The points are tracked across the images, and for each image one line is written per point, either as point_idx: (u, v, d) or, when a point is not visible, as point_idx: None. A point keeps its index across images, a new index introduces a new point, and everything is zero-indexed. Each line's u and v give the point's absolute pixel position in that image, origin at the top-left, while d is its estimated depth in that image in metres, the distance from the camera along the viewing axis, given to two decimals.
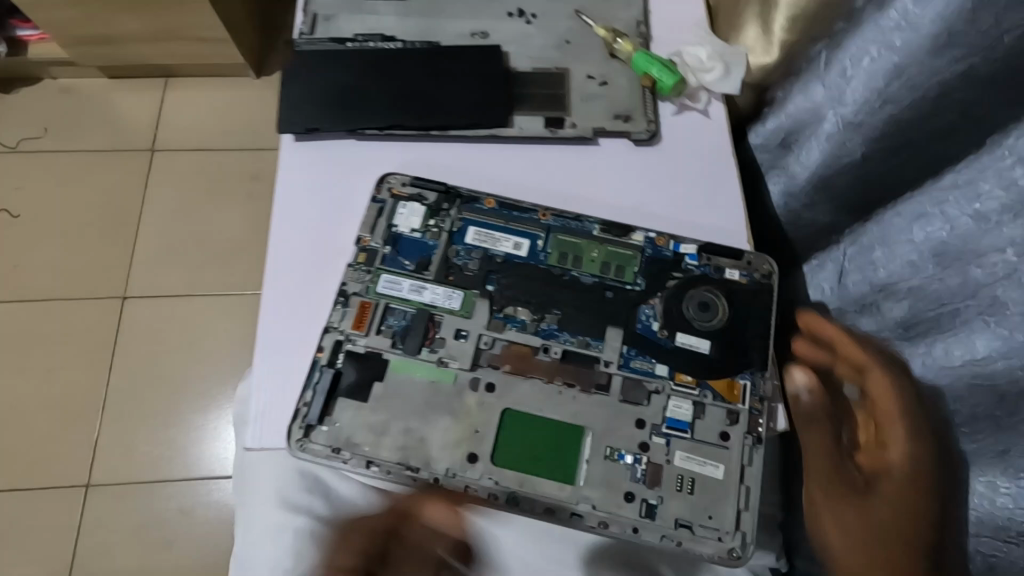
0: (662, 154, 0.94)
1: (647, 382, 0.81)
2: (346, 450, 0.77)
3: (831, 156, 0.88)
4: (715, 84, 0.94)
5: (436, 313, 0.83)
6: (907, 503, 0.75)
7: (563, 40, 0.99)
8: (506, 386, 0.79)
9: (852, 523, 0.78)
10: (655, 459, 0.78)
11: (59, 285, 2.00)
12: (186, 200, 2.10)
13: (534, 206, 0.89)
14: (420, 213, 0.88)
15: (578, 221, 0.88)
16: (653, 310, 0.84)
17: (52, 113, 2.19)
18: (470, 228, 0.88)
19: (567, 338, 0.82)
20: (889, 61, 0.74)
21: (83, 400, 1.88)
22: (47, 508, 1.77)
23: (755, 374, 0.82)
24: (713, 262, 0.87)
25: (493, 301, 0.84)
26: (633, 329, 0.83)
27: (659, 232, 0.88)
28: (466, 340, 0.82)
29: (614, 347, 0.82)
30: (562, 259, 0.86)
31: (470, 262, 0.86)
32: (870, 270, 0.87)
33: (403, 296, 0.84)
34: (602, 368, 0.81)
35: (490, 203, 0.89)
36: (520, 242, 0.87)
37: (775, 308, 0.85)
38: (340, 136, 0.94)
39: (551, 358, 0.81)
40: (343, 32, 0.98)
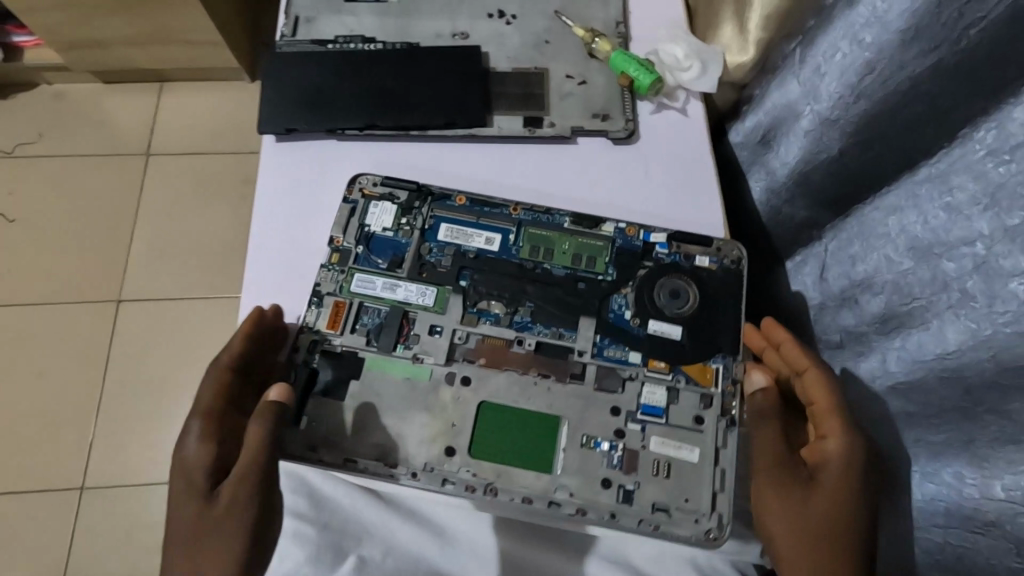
0: (640, 153, 0.95)
1: (621, 369, 0.82)
2: (323, 450, 0.77)
3: (808, 152, 0.88)
4: (693, 82, 0.95)
5: (411, 310, 0.84)
6: (848, 495, 0.75)
7: (541, 41, 1.00)
8: (482, 379, 0.81)
9: (801, 520, 0.74)
10: (631, 445, 0.79)
11: (54, 290, 2.01)
12: (180, 203, 2.11)
13: (506, 201, 0.90)
14: (392, 212, 0.88)
15: (547, 214, 0.89)
16: (625, 299, 0.86)
17: (47, 118, 2.21)
18: (442, 226, 0.88)
19: (541, 330, 0.84)
20: (858, 57, 0.74)
21: (78, 403, 1.89)
22: (43, 510, 1.78)
23: (727, 358, 0.84)
24: (682, 250, 0.88)
25: (466, 297, 0.85)
26: (605, 318, 0.85)
27: (629, 222, 0.89)
28: (441, 336, 0.83)
29: (588, 336, 0.83)
30: (534, 252, 0.87)
31: (443, 259, 0.87)
32: (849, 264, 0.87)
33: (376, 295, 0.84)
34: (575, 358, 0.82)
35: (462, 200, 0.89)
36: (492, 236, 0.88)
37: (744, 293, 0.87)
38: (320, 137, 0.94)
39: (526, 349, 0.82)
40: (324, 34, 0.99)
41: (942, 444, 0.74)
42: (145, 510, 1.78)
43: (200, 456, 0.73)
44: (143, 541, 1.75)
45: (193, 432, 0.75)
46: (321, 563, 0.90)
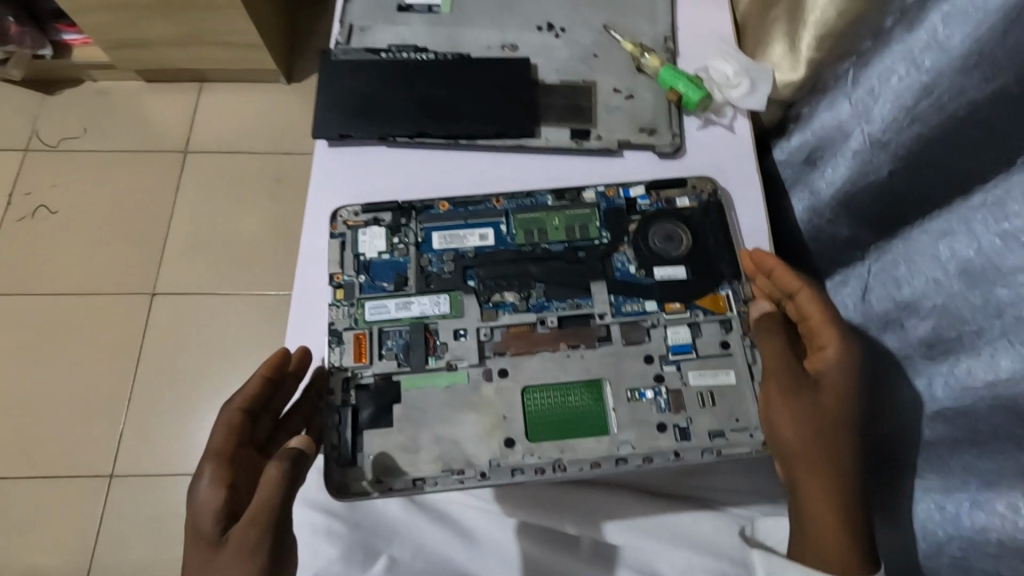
0: (685, 167, 0.95)
1: (642, 321, 0.82)
2: (389, 477, 0.75)
3: (857, 173, 0.88)
4: (741, 99, 0.95)
5: (431, 323, 0.81)
6: (852, 399, 0.75)
7: (590, 54, 1.01)
8: (517, 368, 0.79)
9: (811, 436, 0.73)
10: (673, 386, 0.79)
11: (91, 281, 2.07)
12: (215, 200, 2.16)
13: (487, 195, 0.88)
14: (382, 235, 0.86)
15: (530, 197, 0.88)
16: (627, 256, 0.86)
17: (91, 114, 2.28)
18: (434, 235, 0.86)
19: (559, 306, 0.83)
20: (915, 80, 0.74)
21: (110, 392, 1.94)
22: (73, 496, 1.83)
23: (733, 284, 0.85)
24: (663, 197, 0.89)
25: (479, 294, 0.83)
26: (613, 278, 0.84)
27: (608, 184, 0.89)
28: (467, 339, 0.80)
29: (604, 299, 0.83)
30: (528, 235, 0.86)
31: (444, 266, 0.84)
32: (894, 287, 0.86)
33: (392, 317, 0.82)
34: (598, 323, 0.82)
35: (446, 206, 0.88)
36: (485, 232, 0.86)
37: (729, 218, 0.88)
38: (372, 143, 0.96)
39: (550, 328, 0.81)
40: (377, 43, 1.02)
41: (992, 472, 0.73)
42: (169, 499, 1.82)
43: (213, 504, 0.65)
44: (167, 530, 1.79)
45: (206, 479, 0.67)
46: (352, 560, 0.96)
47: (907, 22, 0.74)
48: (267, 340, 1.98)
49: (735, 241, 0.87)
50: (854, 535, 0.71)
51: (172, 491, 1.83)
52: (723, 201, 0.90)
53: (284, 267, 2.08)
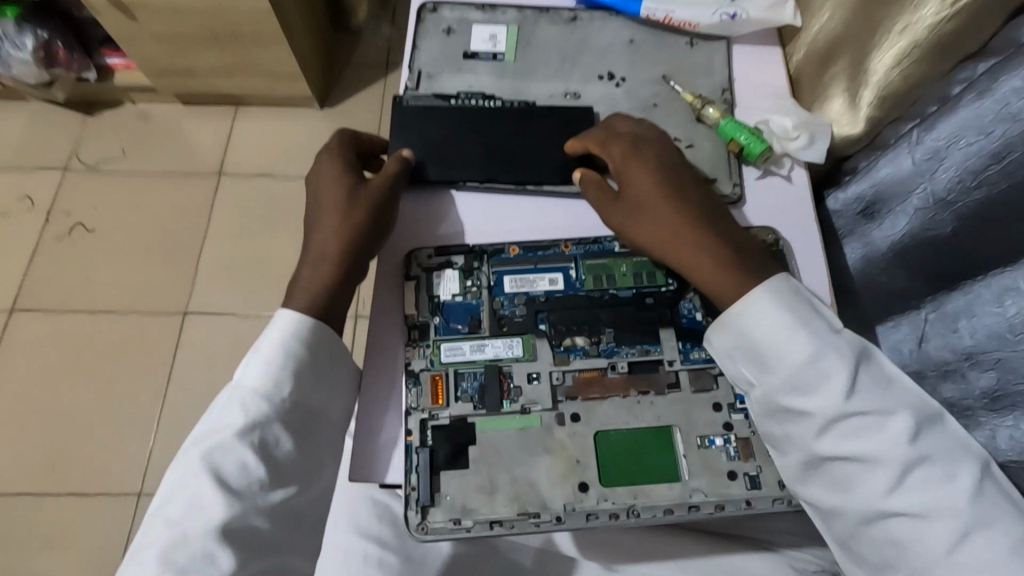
0: (747, 216, 0.97)
1: (710, 368, 0.84)
2: (467, 518, 0.77)
3: (918, 228, 0.90)
4: (801, 151, 0.97)
5: (505, 366, 0.83)
6: (655, 171, 0.85)
7: (650, 104, 1.04)
8: (589, 412, 0.81)
9: (651, 224, 0.83)
10: (741, 434, 0.81)
11: (127, 299, 2.10)
12: (249, 223, 2.21)
13: (556, 240, 0.91)
14: (455, 278, 0.89)
15: (598, 243, 0.91)
16: (693, 303, 0.88)
17: (130, 136, 2.34)
18: (505, 278, 0.89)
19: (627, 351, 0.85)
20: (985, 146, 0.75)
21: (141, 410, 1.96)
22: (102, 513, 1.84)
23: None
24: None
25: (551, 338, 0.85)
26: (680, 324, 0.86)
27: None
28: (540, 382, 0.83)
29: (672, 346, 0.85)
30: (597, 281, 0.89)
31: (516, 310, 0.87)
32: (954, 337, 0.89)
33: (468, 359, 0.84)
34: (667, 369, 0.84)
35: (516, 250, 0.90)
36: (555, 277, 0.89)
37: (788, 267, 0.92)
38: (442, 187, 0.98)
39: (619, 373, 0.83)
40: (446, 89, 1.06)
41: None
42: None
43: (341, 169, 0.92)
44: None
45: (335, 155, 0.94)
46: None
47: (975, 91, 0.75)
48: None
49: None
50: (731, 262, 0.79)
51: None
52: (785, 252, 0.94)
53: None
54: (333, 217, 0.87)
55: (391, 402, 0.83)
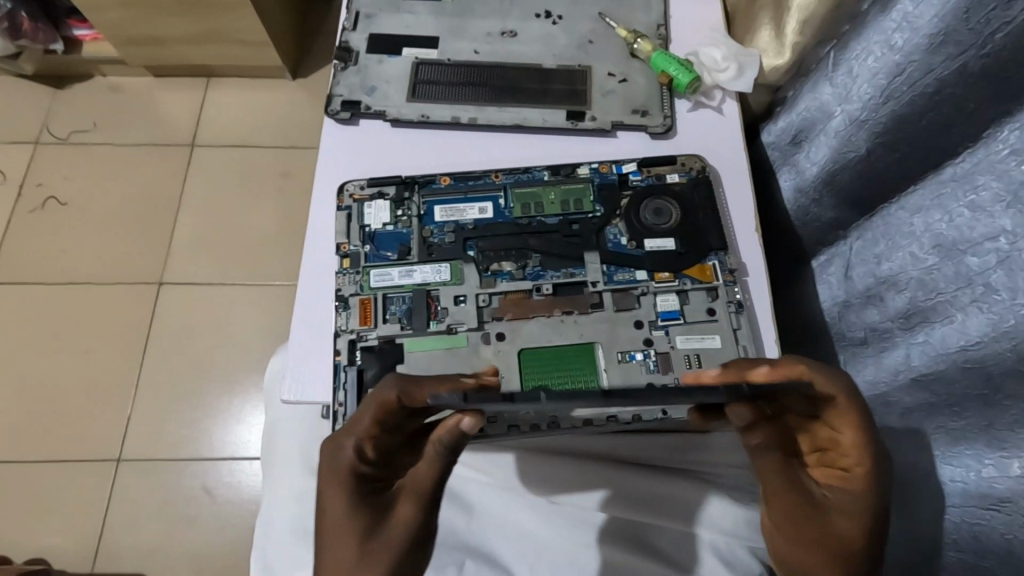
0: (678, 146, 0.99)
1: (632, 289, 0.86)
2: None
3: (838, 152, 0.92)
4: (729, 82, 0.99)
5: (432, 290, 0.86)
6: (863, 515, 0.70)
7: (586, 41, 1.05)
8: (514, 332, 0.84)
9: (809, 528, 0.70)
10: (661, 349, 0.83)
11: (100, 271, 2.11)
12: (221, 193, 2.20)
13: (486, 171, 0.93)
14: (386, 207, 0.90)
15: (528, 173, 0.93)
16: (619, 228, 0.90)
17: (102, 109, 2.33)
18: (436, 208, 0.90)
19: (553, 275, 0.87)
20: (890, 60, 0.77)
21: (118, 378, 1.97)
22: (80, 478, 1.85)
23: (720, 255, 0.88)
24: (654, 173, 0.93)
25: (478, 263, 0.87)
26: (605, 248, 0.88)
27: (601, 160, 0.94)
28: (467, 304, 0.85)
29: (596, 268, 0.87)
30: (525, 209, 0.91)
31: (445, 237, 0.89)
32: (874, 263, 0.94)
33: (396, 283, 0.86)
34: (591, 290, 0.86)
35: (447, 180, 0.92)
36: (485, 206, 0.91)
37: (716, 194, 0.92)
38: (379, 121, 1.01)
39: (545, 295, 0.85)
40: (384, 29, 1.07)
41: (960, 430, 0.80)
42: (172, 489, 1.83)
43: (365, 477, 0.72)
44: (172, 515, 1.80)
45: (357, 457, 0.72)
46: None
47: (882, 4, 0.77)
48: (271, 329, 2.01)
49: (722, 214, 0.91)
50: None
51: (178, 476, 1.85)
52: (713, 179, 0.95)
53: (292, 258, 2.11)
54: (344, 553, 0.68)
55: (326, 328, 0.86)
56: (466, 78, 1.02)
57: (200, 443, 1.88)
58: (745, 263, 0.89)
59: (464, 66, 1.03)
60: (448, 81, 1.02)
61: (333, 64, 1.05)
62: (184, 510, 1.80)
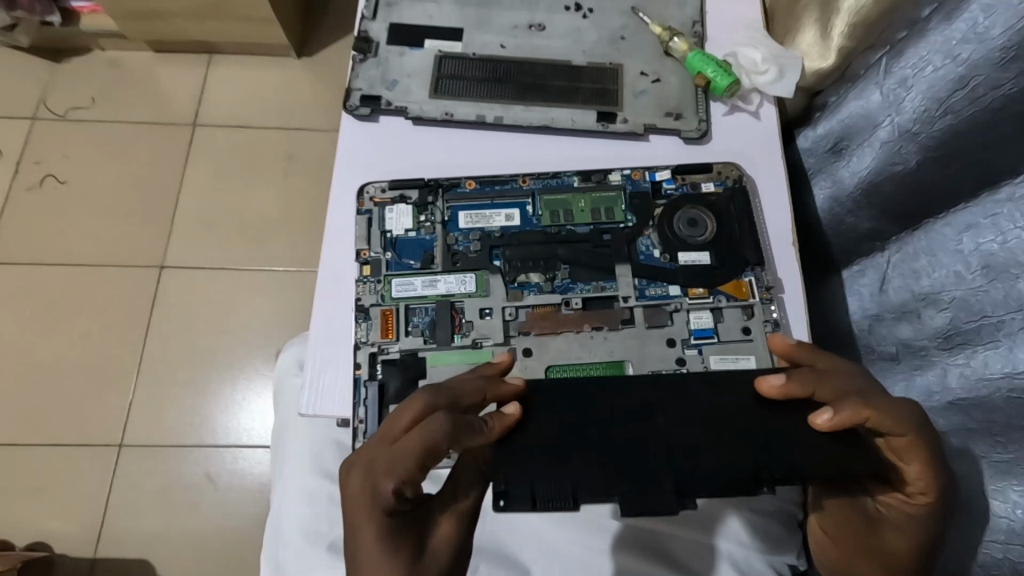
0: (713, 153, 0.94)
1: (665, 305, 0.83)
2: None
3: (883, 164, 0.88)
4: (770, 85, 0.94)
5: (457, 301, 0.82)
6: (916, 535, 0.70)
7: (618, 37, 1.00)
8: (542, 347, 0.81)
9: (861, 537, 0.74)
10: (694, 369, 0.80)
11: (98, 253, 2.05)
12: (224, 175, 2.14)
13: (513, 175, 0.89)
14: (408, 212, 0.86)
15: (557, 178, 0.89)
16: (651, 240, 0.86)
17: (101, 84, 2.25)
18: (460, 214, 0.86)
19: (583, 288, 0.83)
20: (952, 71, 0.73)
21: (121, 364, 1.93)
22: (81, 463, 1.82)
23: (757, 271, 0.85)
24: (688, 181, 0.89)
25: (504, 273, 0.83)
26: (637, 260, 0.85)
27: (634, 167, 0.89)
28: (493, 317, 0.81)
29: (628, 282, 0.83)
30: (554, 217, 0.87)
31: (470, 245, 0.85)
32: (913, 278, 0.89)
33: (419, 294, 0.82)
34: (622, 305, 0.82)
35: (472, 185, 0.88)
36: (511, 213, 0.87)
37: (754, 205, 0.88)
38: (399, 118, 0.96)
39: (574, 309, 0.82)
40: (405, 18, 1.02)
41: (1007, 462, 0.76)
42: (176, 475, 1.81)
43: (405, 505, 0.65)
44: (175, 499, 1.78)
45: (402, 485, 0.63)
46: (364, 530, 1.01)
47: (946, 11, 0.73)
48: (276, 317, 1.97)
49: (760, 227, 0.87)
50: None
51: (180, 461, 1.83)
52: (749, 188, 0.90)
53: (296, 244, 2.06)
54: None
55: (345, 339, 0.83)
56: (492, 74, 0.97)
57: (203, 430, 1.85)
58: (781, 278, 0.86)
59: (489, 60, 0.98)
60: (473, 77, 0.97)
61: (351, 55, 1.00)
62: (186, 496, 1.78)
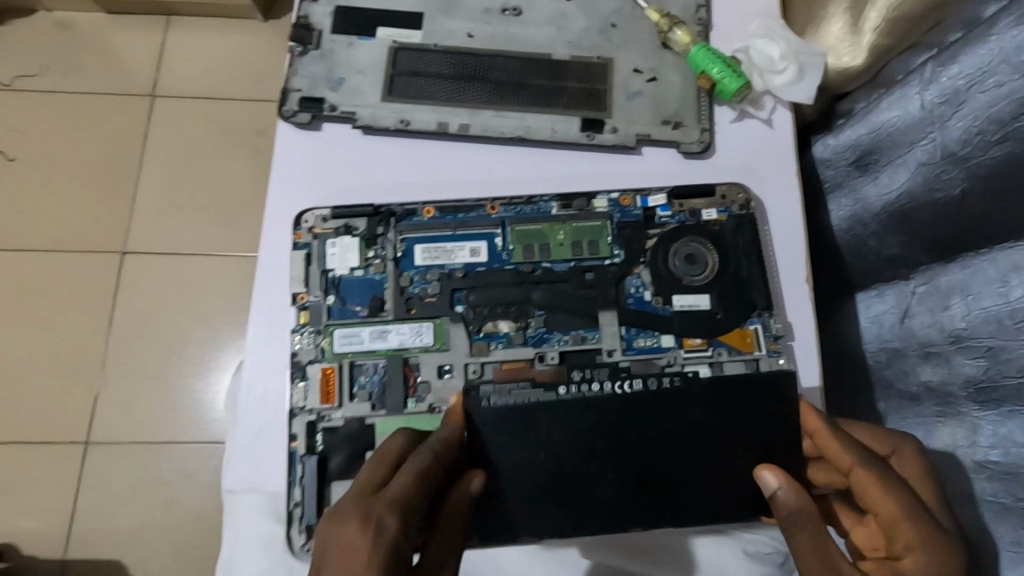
0: (717, 170, 0.81)
1: (656, 359, 0.71)
2: None
3: (920, 188, 0.74)
4: (784, 89, 0.80)
5: (412, 356, 0.70)
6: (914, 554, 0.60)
7: (607, 24, 0.84)
8: None
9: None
10: None
11: (43, 234, 1.65)
12: (189, 138, 1.72)
13: (480, 200, 0.75)
14: (354, 247, 0.73)
15: (532, 205, 0.75)
16: (642, 279, 0.73)
17: (47, 49, 1.78)
18: (416, 248, 0.73)
19: (560, 339, 0.71)
20: (1019, 90, 0.59)
21: (75, 368, 1.56)
22: (36, 466, 1.50)
23: (764, 317, 0.72)
24: (687, 207, 0.75)
25: (469, 322, 0.71)
26: (625, 305, 0.72)
27: (623, 190, 0.76)
28: (453, 377, 0.69)
29: (614, 333, 0.71)
30: (528, 252, 0.73)
31: (428, 287, 0.72)
32: (943, 317, 0.76)
33: (366, 348, 0.70)
34: (606, 360, 0.70)
35: (431, 212, 0.74)
36: (478, 246, 0.73)
37: (761, 236, 0.75)
38: (347, 126, 0.81)
39: (549, 365, 0.70)
40: (354, 0, 0.85)
41: None
42: (152, 467, 1.50)
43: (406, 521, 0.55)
44: (150, 499, 1.48)
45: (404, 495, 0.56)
46: None
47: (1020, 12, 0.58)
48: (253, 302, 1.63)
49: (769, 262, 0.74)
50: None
51: (155, 458, 1.51)
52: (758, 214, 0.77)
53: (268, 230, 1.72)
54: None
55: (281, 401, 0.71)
56: (455, 71, 0.82)
57: (178, 424, 1.53)
58: (791, 324, 0.74)
59: (454, 53, 0.82)
60: (434, 74, 0.82)
61: (290, 46, 0.83)
62: (158, 495, 1.48)
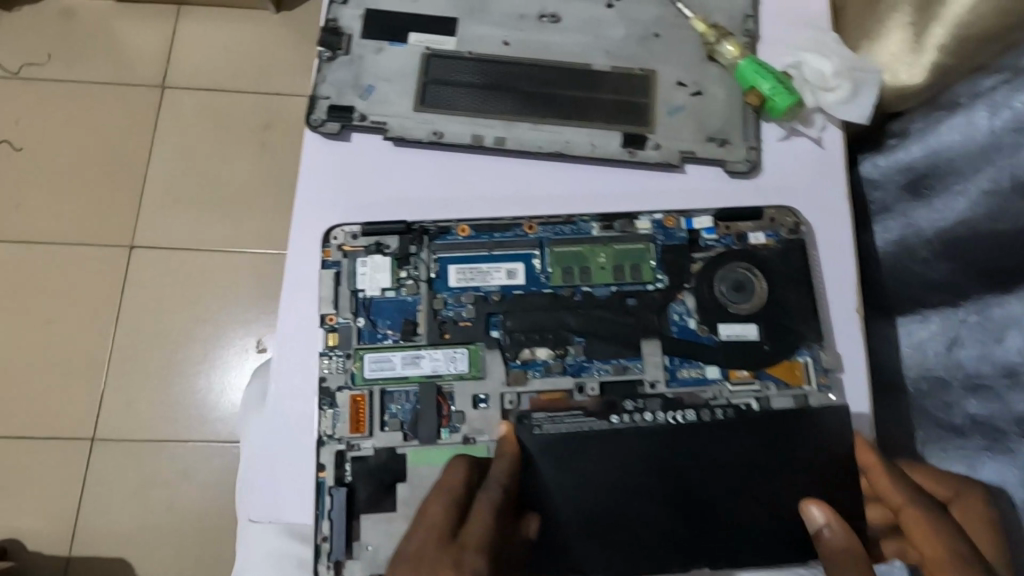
0: (763, 191, 0.77)
1: (700, 391, 0.68)
2: None
3: (979, 216, 0.73)
4: (836, 107, 0.77)
5: (445, 384, 0.67)
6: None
7: (650, 33, 0.81)
8: None
9: None
10: None
11: (50, 226, 1.61)
12: (198, 130, 1.67)
13: (518, 219, 0.72)
14: (385, 267, 0.70)
15: (572, 226, 0.72)
16: (686, 306, 0.70)
17: (56, 37, 1.74)
18: (450, 268, 0.71)
19: (600, 369, 0.68)
20: None
21: (80, 364, 1.53)
22: (41, 461, 1.47)
23: (813, 349, 0.69)
24: (734, 231, 0.72)
25: (504, 349, 0.68)
26: (667, 334, 0.69)
27: (667, 211, 0.72)
28: (489, 407, 0.67)
29: (656, 363, 0.68)
30: (567, 276, 0.70)
31: (462, 311, 0.69)
32: (997, 350, 0.73)
33: (399, 375, 0.67)
34: (648, 391, 0.67)
35: (465, 232, 0.71)
36: (515, 268, 0.70)
37: (810, 262, 0.71)
38: (376, 136, 0.77)
39: (588, 397, 0.67)
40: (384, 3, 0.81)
41: None
42: (158, 464, 1.48)
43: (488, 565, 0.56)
44: (155, 498, 1.46)
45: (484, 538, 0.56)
46: None
47: None
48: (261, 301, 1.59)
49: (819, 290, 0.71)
50: None
51: (160, 456, 1.49)
52: (807, 238, 0.73)
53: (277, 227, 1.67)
54: None
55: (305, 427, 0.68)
56: (490, 80, 0.78)
57: (185, 422, 1.50)
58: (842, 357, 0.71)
59: (487, 61, 0.79)
60: (468, 84, 0.78)
61: (317, 50, 0.80)
62: (164, 493, 1.46)
